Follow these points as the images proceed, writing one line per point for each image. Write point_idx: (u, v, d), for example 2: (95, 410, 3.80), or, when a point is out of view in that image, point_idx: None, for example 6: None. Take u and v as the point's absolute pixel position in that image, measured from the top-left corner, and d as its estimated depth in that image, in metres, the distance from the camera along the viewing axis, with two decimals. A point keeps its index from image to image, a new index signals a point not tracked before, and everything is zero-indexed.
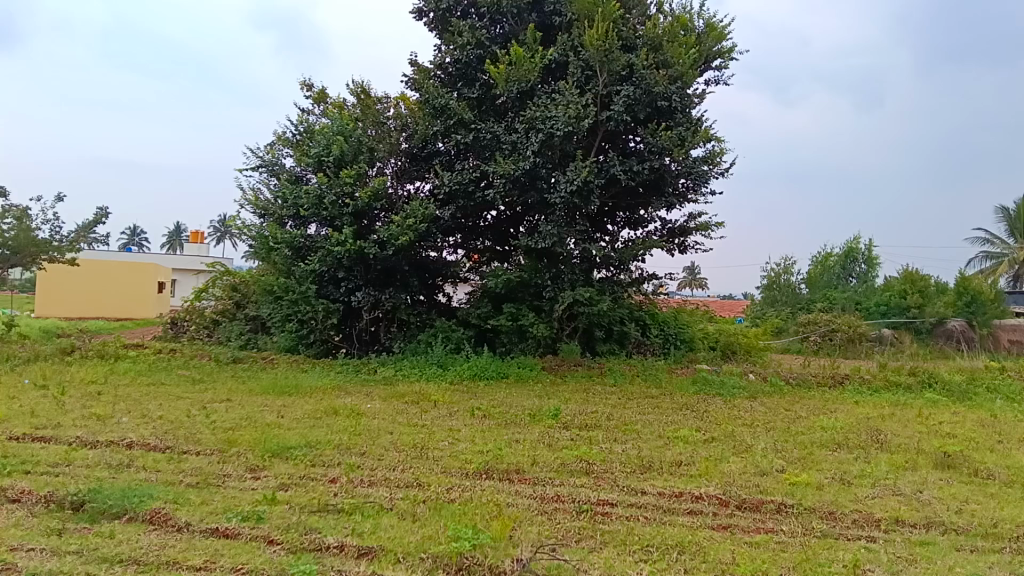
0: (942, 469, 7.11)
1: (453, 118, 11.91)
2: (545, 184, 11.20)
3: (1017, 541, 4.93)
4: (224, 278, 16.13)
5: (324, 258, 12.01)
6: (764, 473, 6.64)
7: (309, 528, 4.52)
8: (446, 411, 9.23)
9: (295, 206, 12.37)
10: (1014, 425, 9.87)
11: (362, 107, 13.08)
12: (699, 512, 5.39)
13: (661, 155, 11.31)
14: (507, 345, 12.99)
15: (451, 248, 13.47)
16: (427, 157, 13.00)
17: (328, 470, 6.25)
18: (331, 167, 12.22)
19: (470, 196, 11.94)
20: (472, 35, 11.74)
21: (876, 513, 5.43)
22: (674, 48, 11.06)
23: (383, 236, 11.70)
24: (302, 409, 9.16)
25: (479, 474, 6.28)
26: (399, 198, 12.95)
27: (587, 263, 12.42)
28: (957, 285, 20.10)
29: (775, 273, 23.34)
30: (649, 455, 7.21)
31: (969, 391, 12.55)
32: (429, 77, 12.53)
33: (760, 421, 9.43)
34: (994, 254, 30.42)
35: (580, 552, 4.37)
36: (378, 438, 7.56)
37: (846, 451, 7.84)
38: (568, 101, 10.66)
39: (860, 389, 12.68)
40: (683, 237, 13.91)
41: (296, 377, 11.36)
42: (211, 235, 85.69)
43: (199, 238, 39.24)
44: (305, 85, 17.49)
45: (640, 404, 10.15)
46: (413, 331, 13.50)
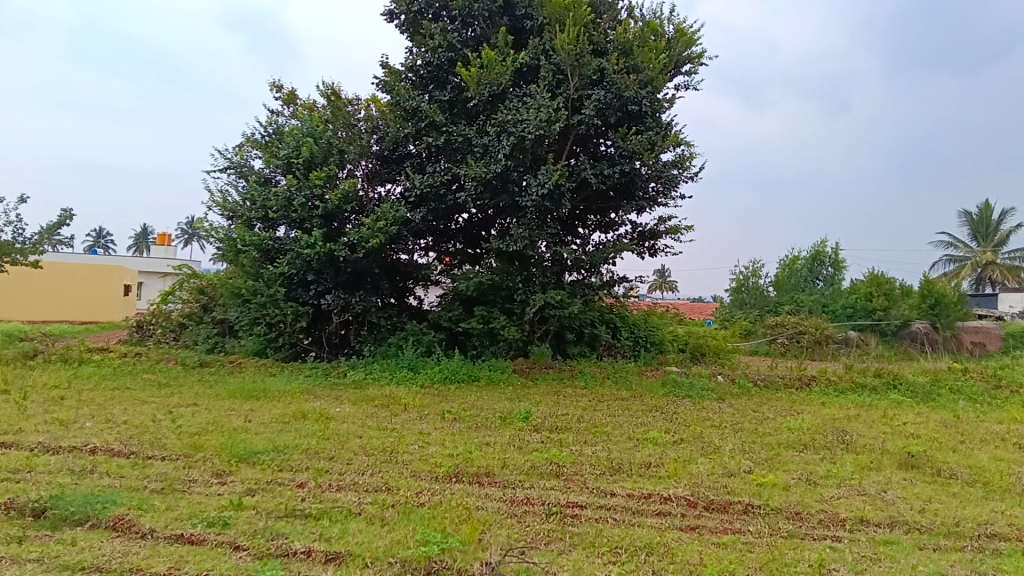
0: (905, 469, 7.18)
1: (425, 120, 11.83)
2: (516, 187, 11.22)
3: (979, 540, 4.97)
4: (192, 281, 15.95)
5: (292, 261, 12.00)
6: (732, 474, 6.65)
7: (276, 533, 4.43)
8: (416, 415, 9.15)
9: (264, 208, 12.19)
10: (976, 426, 10.00)
11: (331, 109, 12.63)
12: (668, 514, 5.37)
13: (632, 159, 11.36)
14: (479, 348, 12.96)
15: (422, 250, 13.40)
16: (398, 159, 12.71)
17: (296, 475, 6.16)
18: (300, 170, 12.22)
19: (441, 199, 11.87)
20: (443, 38, 11.70)
21: (841, 513, 5.46)
22: (644, 53, 11.22)
23: (353, 239, 11.57)
24: (270, 413, 9.03)
25: (449, 477, 6.22)
26: (370, 200, 12.67)
27: (559, 266, 12.39)
28: (921, 288, 20.42)
29: (743, 276, 23.55)
30: (619, 457, 7.20)
31: (932, 392, 12.72)
32: (399, 80, 12.33)
33: (728, 423, 9.48)
34: (956, 257, 30.98)
35: (548, 554, 4.33)
36: (348, 442, 7.47)
37: (812, 451, 7.90)
38: (540, 105, 10.66)
39: (827, 390, 12.79)
40: (654, 241, 13.96)
41: (264, 381, 11.21)
42: (179, 237, 84.69)
43: (167, 240, 38.82)
44: (275, 87, 17.32)
45: (611, 406, 10.14)
46: (384, 334, 13.32)
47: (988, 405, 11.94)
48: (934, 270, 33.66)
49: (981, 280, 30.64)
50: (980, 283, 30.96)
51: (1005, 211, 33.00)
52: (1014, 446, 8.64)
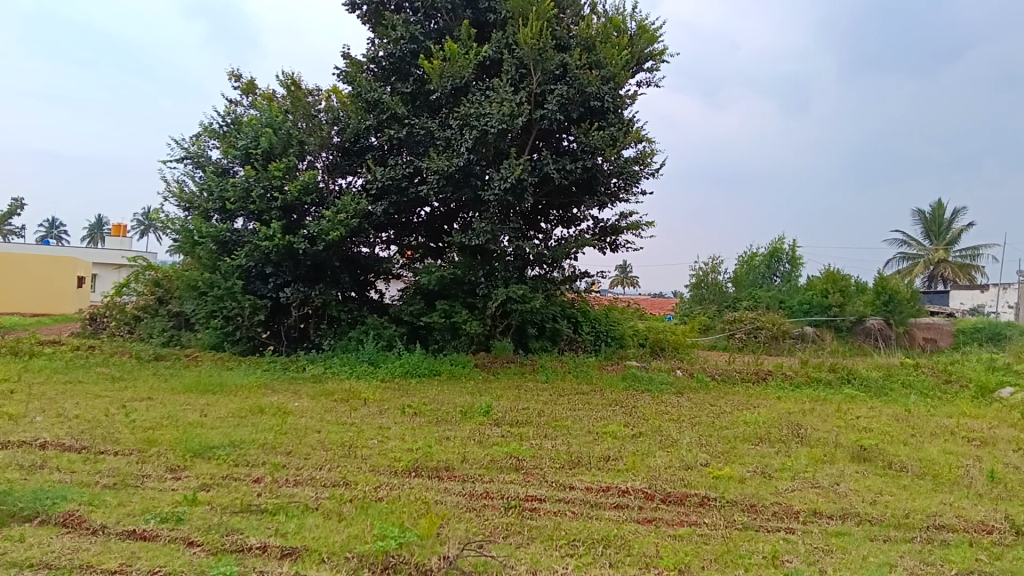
0: (858, 463, 7.20)
1: (387, 112, 11.62)
2: (479, 180, 11.07)
3: (930, 531, 4.97)
4: (147, 273, 15.36)
5: (251, 253, 11.73)
6: (690, 467, 6.61)
7: (230, 528, 4.26)
8: (376, 409, 8.98)
9: (221, 199, 11.96)
10: (928, 420, 10.09)
11: (291, 99, 12.34)
12: (626, 507, 5.28)
13: (593, 154, 11.24)
14: (440, 342, 12.83)
15: (384, 244, 13.17)
16: (359, 151, 12.35)
17: (252, 470, 5.98)
18: (259, 160, 11.94)
19: (403, 192, 11.69)
20: (406, 29, 11.53)
21: (795, 505, 5.42)
22: (607, 49, 11.08)
23: (313, 231, 11.33)
24: (226, 407, 8.80)
25: (408, 472, 6.08)
26: (331, 193, 12.24)
27: (521, 261, 12.21)
28: (876, 285, 20.65)
29: (703, 273, 23.74)
30: (579, 450, 7.12)
31: (885, 387, 12.84)
32: (361, 71, 12.03)
33: (686, 416, 9.46)
34: (910, 254, 31.50)
35: (507, 548, 4.23)
36: (305, 437, 7.28)
37: (768, 445, 7.90)
38: (503, 99, 10.49)
39: (783, 384, 12.87)
40: (615, 236, 13.89)
41: (221, 374, 10.93)
42: (136, 228, 83.03)
43: (122, 231, 37.92)
44: (233, 76, 16.88)
45: (571, 400, 10.06)
46: (344, 328, 13.03)
47: (939, 399, 12.08)
48: (889, 267, 34.09)
49: (933, 277, 31.11)
50: (933, 281, 31.46)
51: (958, 210, 33.51)
52: (964, 440, 8.71)
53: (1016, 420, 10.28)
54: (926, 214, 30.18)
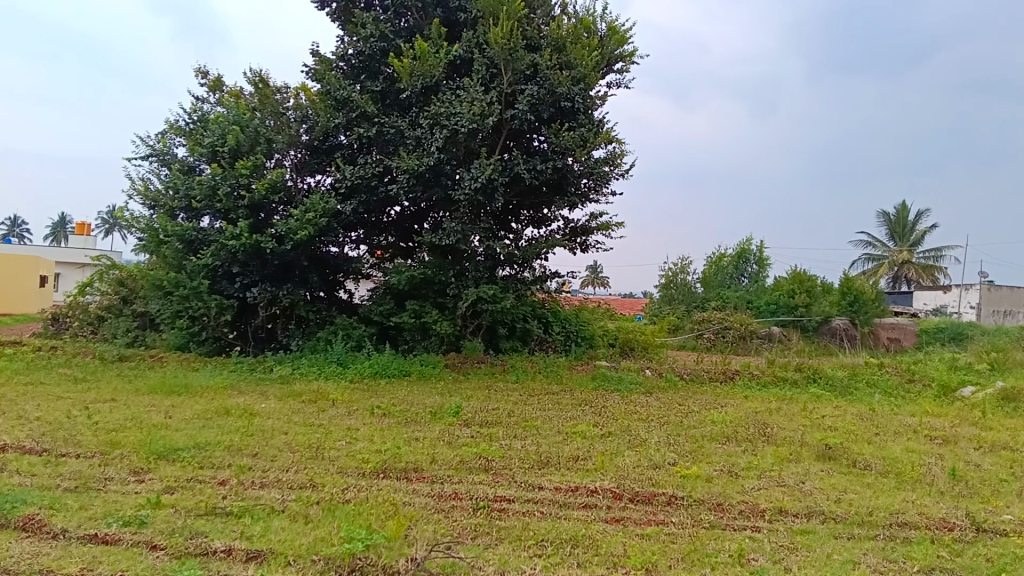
0: (823, 461, 7.20)
1: (356, 110, 11.34)
2: (449, 180, 10.93)
3: (893, 529, 4.94)
4: (112, 272, 14.99)
5: (218, 252, 11.50)
6: (659, 467, 6.55)
7: (194, 532, 4.10)
8: (344, 410, 8.83)
9: (187, 197, 11.71)
10: (891, 419, 10.15)
11: (259, 96, 12.13)
12: (594, 506, 5.20)
13: (564, 155, 11.17)
14: (410, 342, 12.63)
15: (353, 243, 12.84)
16: (328, 150, 12.13)
17: (217, 472, 5.80)
18: (226, 158, 11.66)
19: (373, 191, 11.48)
20: (375, 26, 11.33)
21: (762, 504, 5.37)
22: (577, 49, 11.04)
23: (281, 230, 11.07)
24: (191, 408, 8.59)
25: (375, 473, 5.95)
26: (299, 191, 12.12)
27: (492, 261, 12.08)
28: (842, 286, 20.83)
29: (672, 273, 23.74)
30: (548, 451, 7.03)
31: (851, 386, 12.93)
32: (330, 68, 11.78)
33: (655, 416, 9.42)
34: (875, 255, 31.90)
35: (475, 548, 4.12)
36: (272, 439, 7.11)
37: (735, 444, 7.88)
38: (473, 98, 10.38)
39: (750, 384, 12.89)
40: (586, 237, 13.82)
41: (186, 375, 10.69)
42: (101, 226, 81.59)
43: (85, 230, 37.20)
44: (199, 72, 16.56)
45: (541, 400, 9.95)
46: (313, 328, 12.78)
47: (902, 398, 12.18)
48: (855, 268, 34.50)
49: (897, 277, 31.47)
50: (897, 281, 31.89)
51: (921, 211, 33.98)
52: (926, 438, 8.77)
53: (977, 418, 10.39)
54: (891, 217, 30.60)
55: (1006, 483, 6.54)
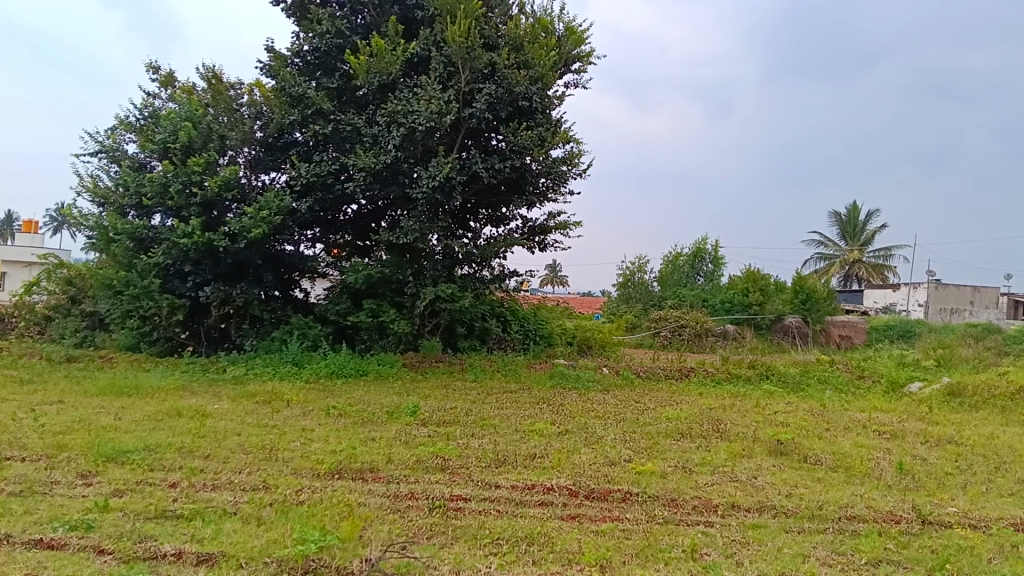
0: (774, 457, 7.36)
1: (311, 108, 11.17)
2: (406, 179, 10.97)
3: (840, 522, 5.08)
4: (60, 271, 14.65)
5: (168, 250, 11.34)
6: (613, 463, 6.65)
7: (143, 535, 4.08)
8: (300, 411, 8.77)
9: (138, 194, 11.58)
10: (842, 415, 10.40)
11: (212, 92, 11.68)
12: (550, 504, 5.27)
13: (521, 154, 11.23)
14: (368, 342, 12.55)
15: (309, 242, 12.64)
16: (284, 147, 11.90)
17: (168, 475, 5.74)
18: (177, 155, 11.46)
19: (329, 188, 11.40)
20: (331, 23, 11.22)
21: (714, 499, 5.49)
22: (534, 49, 11.08)
23: (234, 228, 10.87)
24: (142, 410, 8.46)
25: (331, 474, 5.93)
26: (253, 189, 11.78)
27: (450, 260, 12.03)
28: (794, 284, 21.19)
29: (629, 272, 23.92)
30: (505, 449, 7.07)
31: (802, 383, 13.19)
32: (285, 65, 11.62)
33: (611, 413, 9.54)
34: (827, 254, 32.53)
35: (430, 548, 4.14)
36: (225, 440, 7.04)
37: (688, 440, 8.01)
38: (431, 96, 10.39)
39: (705, 381, 13.08)
40: (544, 236, 13.89)
41: (136, 377, 10.52)
42: (49, 224, 79.57)
43: (32, 228, 36.29)
44: (150, 68, 16.23)
45: (499, 399, 10.01)
46: (267, 327, 12.59)
47: (852, 395, 12.46)
48: (808, 267, 35.15)
49: (848, 276, 32.13)
50: (848, 280, 32.55)
51: (872, 211, 34.70)
52: (874, 433, 9.00)
53: (923, 414, 10.68)
54: (842, 217, 31.22)
55: (949, 476, 6.75)
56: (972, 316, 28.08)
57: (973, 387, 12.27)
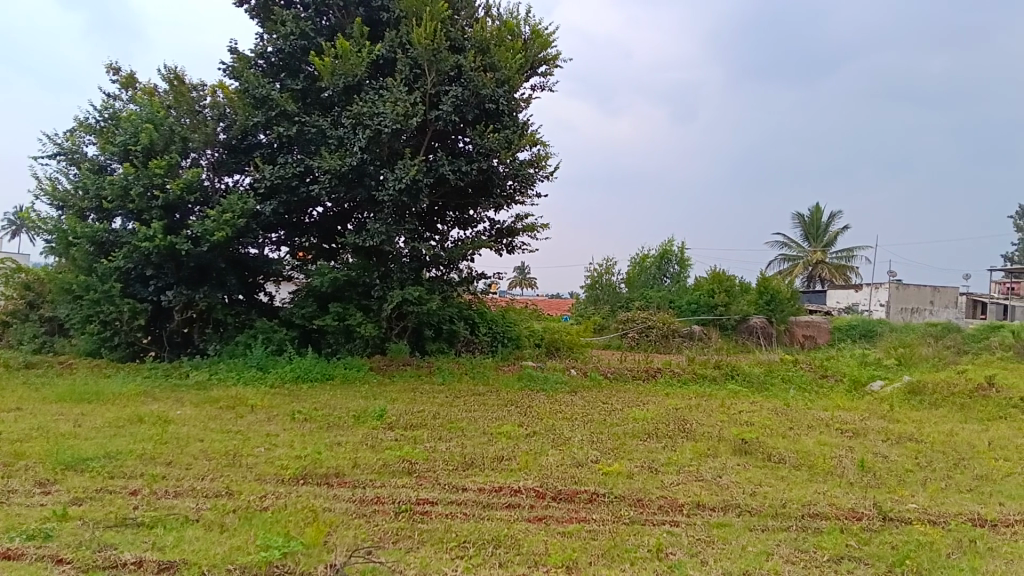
0: (739, 455, 7.44)
1: (275, 109, 11.05)
2: (373, 180, 10.87)
3: (805, 519, 5.10)
4: (18, 275, 14.40)
5: (129, 254, 11.07)
6: (580, 465, 6.66)
7: (103, 544, 3.94)
8: (264, 416, 8.66)
9: (98, 197, 11.31)
10: (805, 413, 10.53)
11: (173, 93, 11.52)
12: (516, 506, 5.24)
13: (489, 157, 11.23)
14: (334, 346, 12.34)
15: (273, 244, 12.50)
16: (247, 149, 11.74)
17: (128, 482, 5.63)
18: (139, 158, 11.16)
19: (294, 191, 11.22)
20: (296, 25, 11.09)
21: (680, 499, 5.51)
22: (501, 52, 11.09)
23: (197, 231, 10.68)
24: (102, 417, 8.30)
25: (296, 480, 5.87)
26: (214, 192, 11.52)
27: (417, 262, 11.98)
28: (759, 285, 21.41)
29: (597, 274, 24.04)
30: (472, 452, 7.05)
31: (767, 382, 13.33)
32: (249, 66, 11.52)
33: (578, 414, 9.58)
34: (790, 256, 32.96)
35: (396, 553, 4.05)
36: (187, 446, 6.94)
37: (655, 440, 8.07)
38: (397, 98, 10.33)
39: (671, 381, 13.18)
40: (512, 238, 13.90)
41: (97, 382, 10.31)
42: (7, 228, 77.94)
43: None
44: (111, 70, 15.97)
45: (467, 402, 9.98)
46: (231, 332, 12.36)
47: (816, 394, 12.61)
48: (772, 268, 35.59)
49: (812, 277, 32.58)
50: (812, 281, 33.01)
51: (834, 214, 35.14)
52: (837, 432, 9.12)
53: (884, 412, 10.86)
54: (806, 218, 31.67)
55: (910, 473, 6.85)
56: (932, 315, 28.59)
57: (933, 385, 12.50)
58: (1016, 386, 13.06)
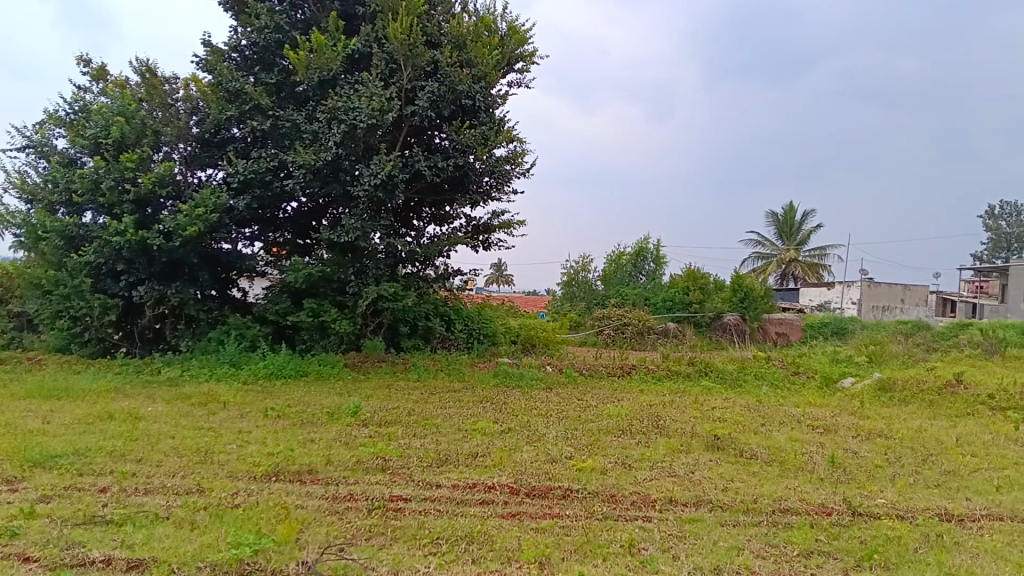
0: (712, 451, 7.50)
1: (249, 103, 10.93)
2: (348, 176, 10.80)
3: (775, 515, 5.16)
4: None
5: (100, 249, 10.95)
6: (554, 461, 6.68)
7: (71, 542, 3.89)
8: (236, 413, 8.58)
9: (68, 191, 11.13)
10: (777, 410, 10.65)
11: (146, 87, 11.34)
12: (490, 502, 5.26)
13: (465, 153, 11.21)
14: (308, 342, 12.26)
15: (247, 240, 12.36)
16: (220, 143, 11.59)
17: (98, 479, 5.57)
18: (110, 151, 10.94)
19: (267, 185, 11.12)
20: (270, 18, 11.00)
21: (653, 494, 5.54)
22: (477, 48, 11.07)
23: (169, 226, 10.54)
24: (71, 413, 8.20)
25: (268, 476, 5.84)
26: (189, 186, 11.49)
27: (393, 258, 11.94)
28: (733, 283, 21.56)
29: (573, 271, 24.05)
30: (446, 448, 7.06)
31: (740, 378, 13.44)
32: (223, 59, 11.30)
33: (553, 411, 9.61)
34: (764, 254, 33.23)
35: (368, 549, 4.00)
36: (158, 443, 6.88)
37: (629, 436, 8.11)
38: (373, 93, 10.27)
39: (645, 377, 13.25)
40: (488, 235, 13.90)
41: (66, 379, 10.17)
42: None
43: None
44: (81, 61, 15.72)
45: (442, 398, 9.97)
46: (203, 328, 12.19)
47: (787, 390, 12.75)
48: (746, 265, 35.85)
49: (785, 275, 32.88)
50: (785, 278, 33.31)
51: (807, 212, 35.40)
52: (808, 428, 9.23)
53: (854, 408, 11.00)
54: (779, 216, 31.94)
55: (879, 469, 6.94)
56: (903, 313, 28.96)
57: (902, 382, 12.67)
58: (983, 382, 13.29)
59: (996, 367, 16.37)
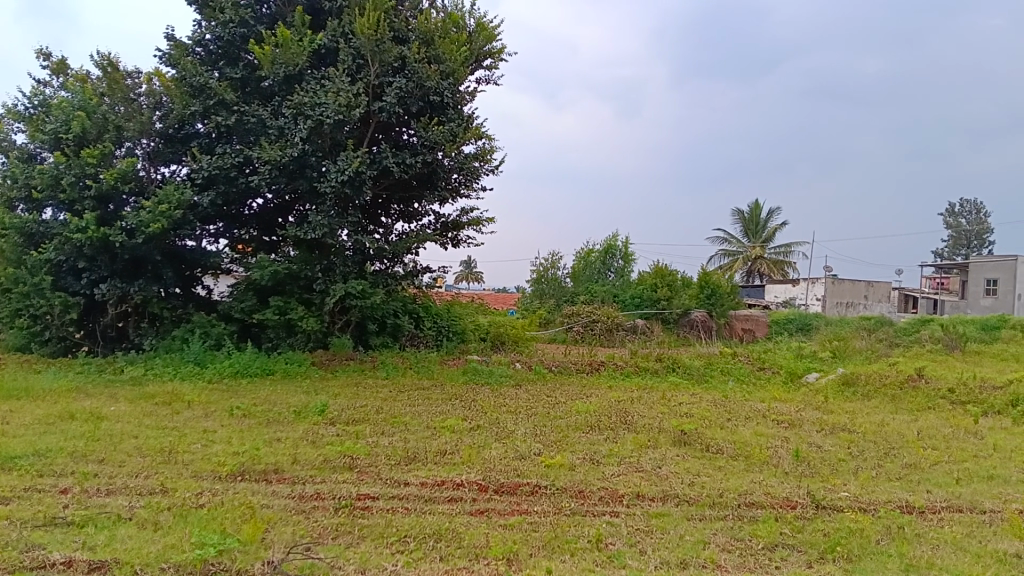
0: (678, 446, 7.56)
1: (213, 98, 10.78)
2: (314, 172, 10.68)
3: (741, 509, 5.22)
4: None
5: (61, 246, 10.71)
6: (523, 457, 6.69)
7: (30, 544, 3.82)
8: (201, 412, 8.46)
9: (28, 187, 10.90)
10: (743, 405, 10.78)
11: (108, 81, 11.13)
12: (459, 500, 5.25)
13: (433, 150, 11.17)
14: (275, 340, 12.11)
15: (211, 237, 12.19)
16: (184, 139, 11.40)
17: (58, 480, 5.47)
18: (71, 147, 10.76)
19: (232, 181, 10.96)
20: (234, 12, 10.85)
21: (620, 490, 5.57)
22: (445, 44, 11.03)
23: (132, 223, 10.33)
24: (31, 414, 8.04)
25: (233, 476, 5.76)
26: (152, 182, 11.23)
27: (361, 256, 11.86)
28: (700, 280, 21.68)
29: (542, 268, 24.07)
30: (414, 446, 7.04)
31: (706, 374, 13.57)
32: (186, 54, 11.12)
33: (522, 408, 9.61)
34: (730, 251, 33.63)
35: (335, 548, 3.97)
36: (121, 443, 6.77)
37: (597, 432, 8.14)
38: (340, 89, 10.18)
39: (614, 374, 13.31)
40: (457, 232, 13.87)
41: (26, 379, 9.97)
42: None
43: None
44: (42, 54, 15.44)
45: (411, 396, 9.94)
46: (167, 327, 11.98)
47: (753, 386, 12.90)
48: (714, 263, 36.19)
49: (751, 271, 33.27)
50: (751, 274, 33.72)
51: (772, 210, 35.82)
52: (773, 423, 9.33)
53: (818, 403, 11.16)
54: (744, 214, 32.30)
55: (843, 462, 7.04)
56: (866, 309, 29.41)
57: (865, 376, 12.87)
58: (943, 377, 13.55)
59: (955, 362, 16.71)
